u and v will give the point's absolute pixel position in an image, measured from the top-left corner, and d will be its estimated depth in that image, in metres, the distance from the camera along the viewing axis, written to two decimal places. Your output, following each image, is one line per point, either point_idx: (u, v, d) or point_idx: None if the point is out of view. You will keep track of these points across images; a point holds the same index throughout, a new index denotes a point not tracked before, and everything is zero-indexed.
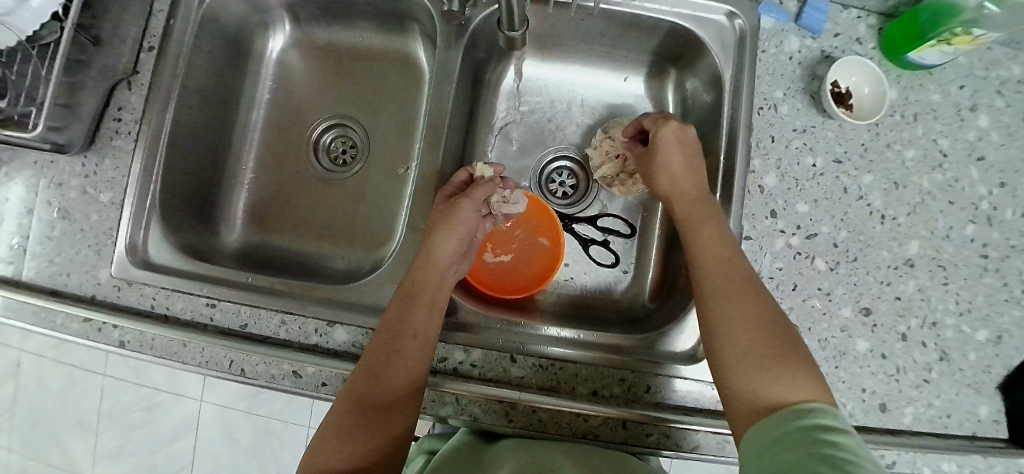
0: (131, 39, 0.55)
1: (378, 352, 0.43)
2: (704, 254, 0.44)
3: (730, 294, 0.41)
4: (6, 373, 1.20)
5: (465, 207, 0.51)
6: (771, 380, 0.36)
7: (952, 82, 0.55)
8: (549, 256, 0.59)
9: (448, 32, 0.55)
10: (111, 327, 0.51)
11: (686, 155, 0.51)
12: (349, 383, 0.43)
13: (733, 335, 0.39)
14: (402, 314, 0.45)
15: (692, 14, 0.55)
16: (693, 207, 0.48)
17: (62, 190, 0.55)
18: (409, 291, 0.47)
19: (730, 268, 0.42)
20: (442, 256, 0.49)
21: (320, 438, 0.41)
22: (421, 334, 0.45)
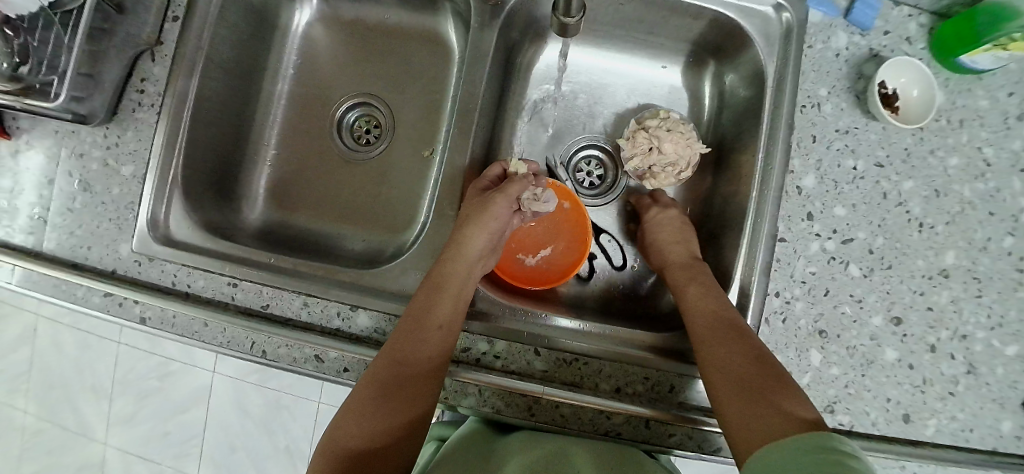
0: (155, 7, 0.54)
1: (404, 338, 0.45)
2: (696, 310, 0.48)
3: (722, 343, 0.44)
4: (22, 336, 1.21)
5: (499, 203, 0.51)
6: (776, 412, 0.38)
7: (1001, 88, 0.53)
8: (570, 261, 0.57)
9: (483, 13, 0.53)
10: (133, 302, 0.51)
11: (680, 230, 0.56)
12: (373, 366, 0.44)
13: (731, 382, 0.42)
14: (428, 302, 0.46)
15: (737, 3, 0.53)
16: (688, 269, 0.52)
17: (83, 161, 0.54)
18: (436, 280, 0.48)
19: (721, 317, 0.46)
20: (473, 249, 0.50)
21: (343, 417, 0.42)
22: (446, 323, 0.46)
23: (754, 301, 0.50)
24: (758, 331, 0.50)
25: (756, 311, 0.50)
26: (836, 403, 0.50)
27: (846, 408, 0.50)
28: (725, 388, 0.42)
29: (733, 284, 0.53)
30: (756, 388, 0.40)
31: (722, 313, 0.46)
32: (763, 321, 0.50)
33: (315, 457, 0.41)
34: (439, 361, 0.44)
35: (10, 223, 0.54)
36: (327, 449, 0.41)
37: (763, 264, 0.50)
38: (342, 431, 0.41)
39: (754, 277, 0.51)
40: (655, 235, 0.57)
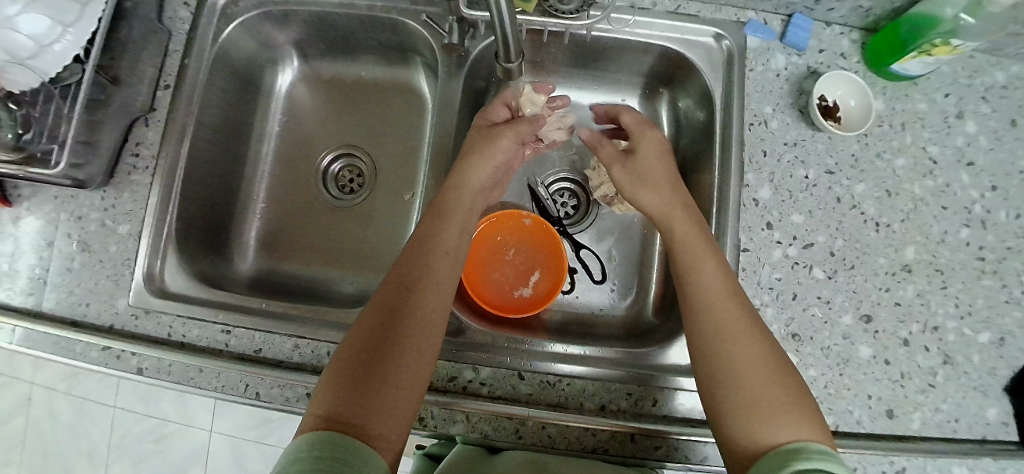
0: (149, 78, 0.58)
1: (410, 269, 0.45)
2: (704, 281, 0.44)
3: (739, 326, 0.41)
4: (16, 407, 1.20)
5: (506, 138, 0.55)
6: (771, 420, 0.36)
7: (936, 90, 0.57)
8: (544, 296, 0.59)
9: (449, 63, 0.57)
10: (130, 353, 0.53)
11: (664, 177, 0.53)
12: (376, 301, 0.44)
13: (727, 374, 0.39)
14: (435, 226, 0.48)
15: (681, 37, 0.58)
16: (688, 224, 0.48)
17: (82, 223, 0.58)
18: (439, 208, 0.50)
19: (730, 297, 0.43)
20: (475, 179, 0.53)
21: (346, 348, 0.41)
22: (452, 249, 0.48)
23: None
24: None
25: None
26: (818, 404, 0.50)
27: (828, 408, 0.50)
28: (719, 377, 0.40)
29: None
30: (754, 387, 0.38)
31: (733, 292, 0.43)
32: None
33: (315, 395, 0.38)
34: (448, 284, 0.46)
35: (11, 286, 0.57)
36: (329, 381, 0.39)
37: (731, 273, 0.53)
38: (344, 362, 0.40)
39: None
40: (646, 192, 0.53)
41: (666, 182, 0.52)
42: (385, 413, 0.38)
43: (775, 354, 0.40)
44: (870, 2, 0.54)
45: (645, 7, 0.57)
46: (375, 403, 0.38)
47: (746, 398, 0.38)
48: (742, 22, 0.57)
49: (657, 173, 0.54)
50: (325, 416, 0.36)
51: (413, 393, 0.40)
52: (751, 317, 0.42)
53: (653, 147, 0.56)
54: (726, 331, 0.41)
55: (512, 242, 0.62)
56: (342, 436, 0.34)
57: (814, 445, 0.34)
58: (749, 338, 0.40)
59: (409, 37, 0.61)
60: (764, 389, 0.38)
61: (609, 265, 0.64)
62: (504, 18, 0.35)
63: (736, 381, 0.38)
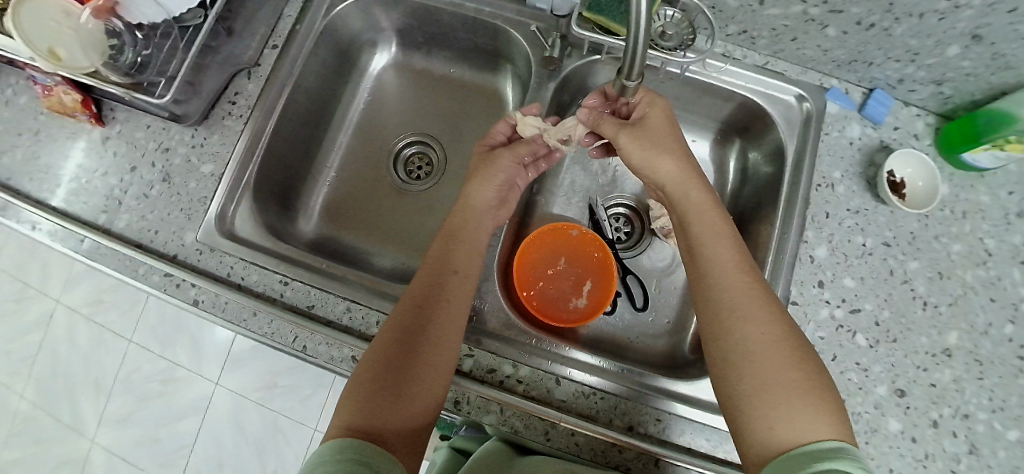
0: (260, 35, 0.62)
1: (426, 290, 0.48)
2: (719, 272, 0.44)
3: (756, 312, 0.41)
4: (37, 322, 1.23)
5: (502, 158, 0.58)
6: (785, 416, 0.36)
7: (1001, 186, 0.58)
8: (589, 311, 0.60)
9: (541, 76, 0.60)
10: (190, 284, 0.55)
11: (675, 144, 0.51)
12: (396, 316, 0.46)
13: (741, 367, 0.39)
14: (444, 252, 0.51)
15: (764, 91, 0.60)
16: (702, 210, 0.48)
17: (168, 155, 0.61)
18: (453, 229, 0.53)
19: (747, 288, 0.42)
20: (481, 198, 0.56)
21: (368, 361, 0.43)
22: (463, 271, 0.50)
23: None
24: None
25: None
26: None
27: None
28: (732, 370, 0.40)
29: None
30: (768, 382, 0.37)
31: (750, 283, 0.43)
32: None
33: (339, 405, 0.40)
34: (460, 304, 0.48)
35: (87, 201, 0.60)
36: (351, 394, 0.41)
37: None
38: (366, 375, 0.42)
39: None
40: (654, 165, 0.51)
41: (677, 151, 0.50)
42: (402, 424, 0.39)
43: (795, 344, 0.40)
44: (952, 91, 0.56)
45: (736, 58, 0.61)
46: (395, 416, 0.39)
47: (757, 391, 0.37)
48: (824, 87, 0.60)
49: (666, 142, 0.51)
50: (346, 427, 0.38)
51: (429, 406, 0.42)
52: (771, 307, 0.42)
53: (661, 120, 0.52)
54: (740, 322, 0.41)
55: (562, 254, 0.64)
56: (366, 443, 0.36)
57: (833, 445, 0.33)
58: (766, 329, 0.40)
59: (507, 44, 0.64)
60: (779, 384, 0.37)
61: (651, 295, 0.66)
62: (636, 60, 0.36)
63: (748, 376, 0.38)
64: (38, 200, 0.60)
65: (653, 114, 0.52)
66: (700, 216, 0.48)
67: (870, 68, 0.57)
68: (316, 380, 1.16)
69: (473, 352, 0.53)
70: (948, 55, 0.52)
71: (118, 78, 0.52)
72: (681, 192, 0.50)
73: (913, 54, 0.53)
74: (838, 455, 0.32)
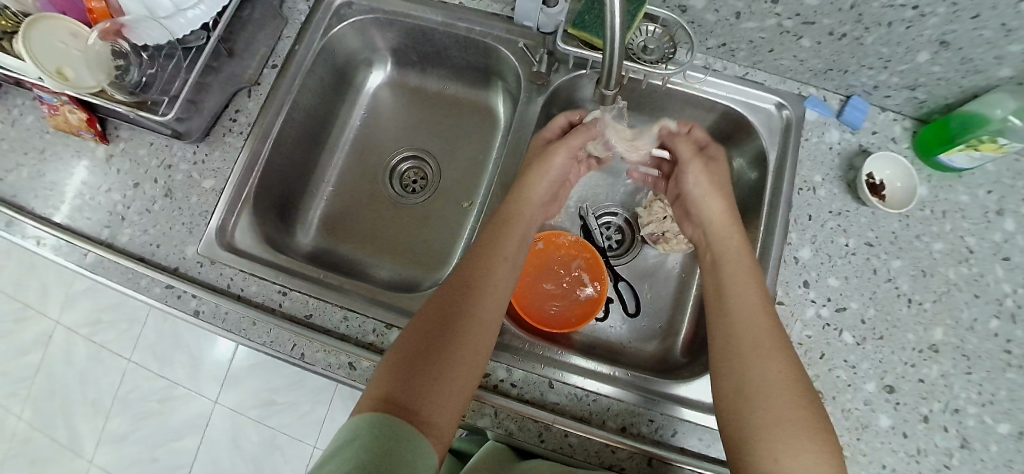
0: (260, 56, 0.65)
1: (465, 281, 0.48)
2: (744, 309, 0.46)
3: (773, 350, 0.43)
4: (34, 342, 1.23)
5: (558, 154, 0.60)
6: (792, 453, 0.37)
7: (979, 186, 0.60)
8: (591, 303, 0.62)
9: (531, 91, 0.63)
10: (190, 295, 0.57)
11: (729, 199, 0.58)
12: (440, 294, 0.48)
13: (755, 401, 0.41)
14: (497, 233, 0.53)
15: (745, 101, 0.62)
16: (737, 262, 0.50)
17: (170, 171, 0.63)
18: (502, 217, 0.54)
19: (767, 325, 0.45)
20: (529, 199, 0.56)
21: (402, 343, 0.43)
22: (510, 255, 0.52)
23: None
24: None
25: None
26: None
27: None
28: (744, 404, 0.41)
29: None
30: (778, 419, 0.39)
31: (771, 324, 0.45)
32: None
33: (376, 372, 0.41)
34: (497, 297, 0.48)
35: (90, 216, 0.62)
36: (393, 360, 0.42)
37: None
38: (405, 347, 0.43)
39: None
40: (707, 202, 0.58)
41: (728, 202, 0.58)
42: (436, 407, 0.39)
43: (806, 387, 0.41)
44: (925, 95, 0.58)
45: (717, 69, 0.63)
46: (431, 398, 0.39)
47: (770, 428, 0.39)
48: (803, 96, 0.62)
49: (723, 190, 0.58)
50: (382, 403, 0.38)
51: (463, 385, 0.42)
52: (786, 350, 0.44)
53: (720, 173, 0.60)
54: (758, 361, 0.42)
55: (540, 279, 0.65)
56: (399, 419, 0.36)
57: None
58: (784, 369, 0.42)
59: (498, 62, 0.67)
60: (789, 420, 0.39)
61: (644, 301, 0.67)
62: (614, 65, 0.38)
63: (761, 409, 0.40)
64: (42, 216, 0.62)
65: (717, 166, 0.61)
66: (732, 263, 0.51)
67: (846, 75, 0.59)
68: (314, 396, 1.15)
69: None
70: (919, 61, 0.54)
71: (123, 96, 0.55)
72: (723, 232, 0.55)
73: (885, 60, 0.55)
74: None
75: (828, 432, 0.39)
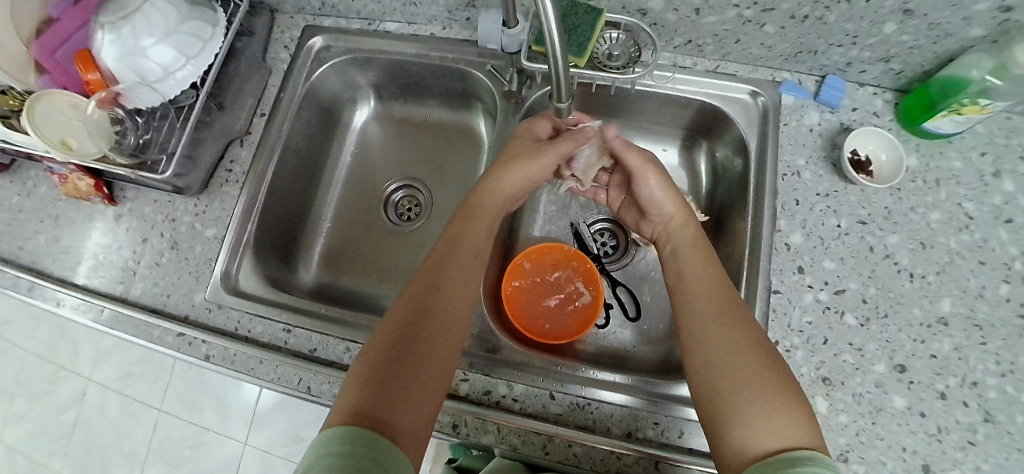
0: (248, 107, 0.68)
1: (431, 283, 0.47)
2: (702, 288, 0.47)
3: (734, 322, 0.43)
4: (70, 400, 1.28)
5: (547, 156, 0.56)
6: (763, 418, 0.36)
7: (972, 149, 0.59)
8: (590, 307, 0.63)
9: (507, 109, 0.64)
10: (201, 341, 0.59)
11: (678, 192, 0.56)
12: (408, 291, 0.48)
13: (721, 372, 0.40)
14: (464, 227, 0.53)
15: (719, 93, 0.63)
16: (692, 246, 0.51)
17: (174, 225, 0.66)
18: (470, 209, 0.54)
19: (726, 301, 0.45)
20: (498, 192, 0.55)
21: (369, 351, 0.43)
22: (477, 250, 0.52)
23: None
24: None
25: None
26: (848, 451, 0.50)
27: (860, 457, 0.50)
28: (711, 377, 0.41)
29: None
30: (747, 385, 0.39)
31: (730, 298, 0.45)
32: None
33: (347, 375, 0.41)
34: (464, 298, 0.48)
35: (105, 275, 0.65)
36: (364, 362, 0.42)
37: (761, 315, 0.54)
38: (376, 346, 0.43)
39: None
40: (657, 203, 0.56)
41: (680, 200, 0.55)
42: (408, 411, 0.39)
43: (772, 354, 0.41)
44: (901, 65, 0.57)
45: (687, 66, 0.63)
46: (403, 403, 0.39)
47: (739, 394, 0.38)
48: (778, 81, 0.62)
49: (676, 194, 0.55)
50: (353, 412, 0.37)
51: (435, 380, 0.42)
52: (748, 320, 0.44)
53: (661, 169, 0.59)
54: (722, 332, 0.42)
55: (535, 297, 0.64)
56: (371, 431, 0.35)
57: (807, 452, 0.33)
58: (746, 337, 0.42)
59: (474, 84, 0.69)
60: (755, 388, 0.38)
61: (643, 303, 0.67)
62: (561, 70, 0.40)
63: (726, 381, 0.39)
64: (61, 280, 0.66)
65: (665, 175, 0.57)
66: (689, 250, 0.51)
67: (817, 56, 0.59)
68: None
69: (469, 375, 0.55)
70: (886, 33, 0.53)
71: (125, 159, 0.59)
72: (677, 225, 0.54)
73: (853, 37, 0.55)
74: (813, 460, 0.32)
75: (799, 394, 0.38)
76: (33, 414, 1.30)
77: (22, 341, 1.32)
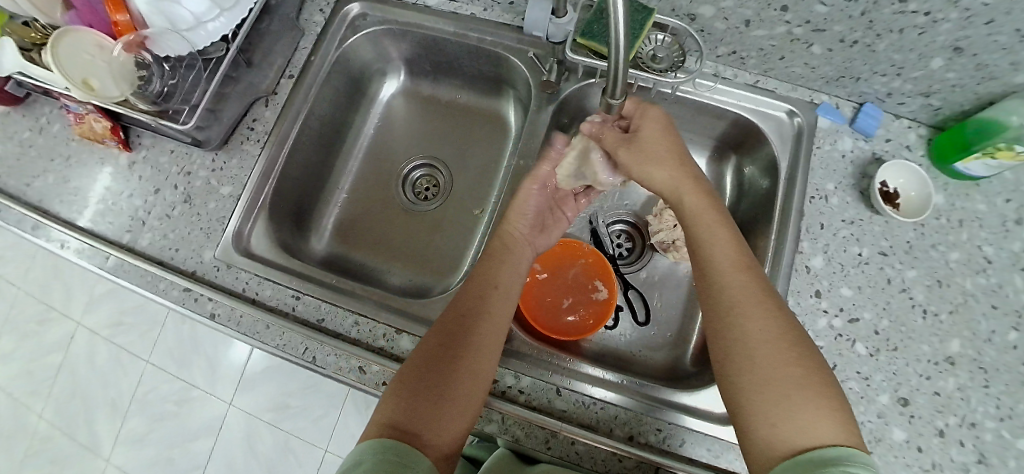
0: (276, 66, 0.66)
1: (469, 304, 0.48)
2: (719, 270, 0.45)
3: (751, 309, 0.42)
4: (57, 342, 1.26)
5: (531, 185, 0.58)
6: (786, 414, 0.36)
7: (997, 194, 0.59)
8: (598, 299, 0.63)
9: (541, 100, 0.63)
10: (207, 298, 0.59)
11: (672, 156, 0.51)
12: (440, 319, 0.48)
13: (741, 365, 0.40)
14: (493, 261, 0.53)
15: (756, 109, 0.62)
16: (703, 213, 0.48)
17: (189, 178, 0.64)
18: (500, 246, 0.55)
19: (747, 287, 0.43)
20: (522, 223, 0.57)
21: (404, 370, 0.44)
22: (507, 282, 0.52)
23: None
24: None
25: None
26: None
27: None
28: (732, 369, 0.40)
29: None
30: (769, 379, 0.38)
31: (748, 280, 0.43)
32: None
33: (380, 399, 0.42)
34: (502, 318, 0.48)
35: (113, 221, 0.64)
36: (395, 388, 0.42)
37: None
38: (409, 371, 0.43)
39: None
40: (647, 175, 0.51)
41: (676, 161, 0.50)
42: (441, 426, 0.40)
43: (796, 340, 0.40)
44: (940, 102, 0.57)
45: (727, 77, 0.63)
46: (436, 417, 0.40)
47: (760, 388, 0.38)
48: (815, 103, 0.62)
49: (661, 155, 0.51)
50: (389, 423, 0.39)
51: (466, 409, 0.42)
52: (768, 303, 0.42)
53: (655, 136, 0.52)
54: (739, 320, 0.41)
55: (546, 296, 0.64)
56: (402, 446, 0.37)
57: (839, 451, 0.33)
58: (767, 326, 0.40)
59: (509, 71, 0.68)
60: (779, 382, 0.37)
61: (653, 309, 0.66)
62: (619, 74, 0.38)
63: (748, 374, 0.39)
64: (67, 221, 0.64)
65: (648, 124, 0.52)
66: (698, 216, 0.48)
67: (858, 82, 0.59)
68: (327, 400, 1.17)
69: None
70: (932, 67, 0.53)
71: (146, 106, 0.58)
72: (678, 196, 0.50)
73: (898, 67, 0.55)
74: (848, 463, 0.32)
75: (827, 382, 0.38)
76: (18, 352, 1.28)
77: (13, 277, 1.30)
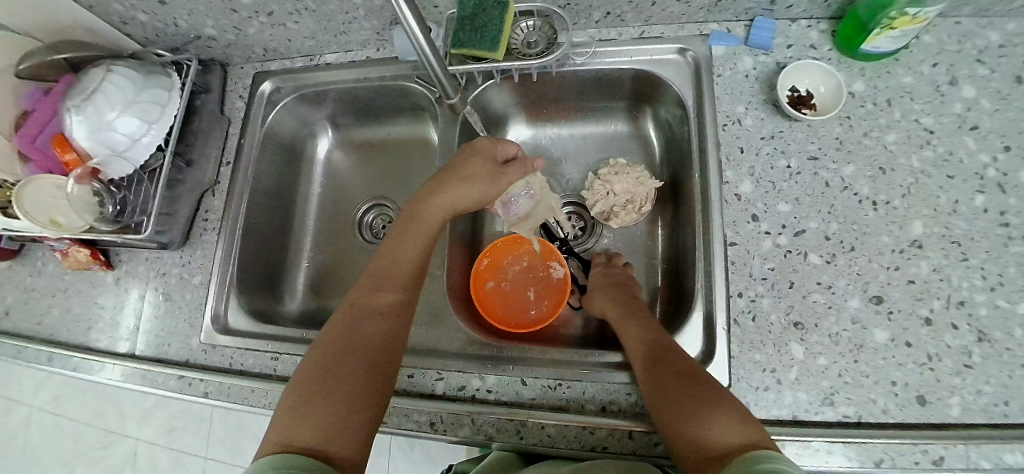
0: (213, 158, 0.73)
1: (366, 302, 0.51)
2: (638, 337, 0.51)
3: (667, 359, 0.46)
4: (126, 460, 1.36)
5: (481, 163, 0.58)
6: (716, 429, 0.39)
7: (921, 63, 0.56)
8: (542, 276, 0.66)
9: (447, 113, 0.66)
10: (199, 380, 0.64)
11: (606, 282, 0.61)
12: (339, 321, 0.50)
13: (671, 401, 0.43)
14: (396, 249, 0.54)
15: (649, 58, 0.62)
16: (625, 303, 0.56)
17: (165, 278, 0.71)
18: (408, 225, 0.55)
19: (660, 342, 0.49)
20: (444, 198, 0.56)
21: (303, 378, 0.45)
22: (406, 270, 0.53)
23: (719, 306, 0.53)
24: (730, 332, 0.52)
25: (723, 314, 0.52)
26: (834, 394, 0.48)
27: (847, 398, 0.48)
28: (664, 409, 0.43)
29: (698, 293, 0.55)
30: (695, 406, 0.41)
31: (661, 340, 0.49)
32: (732, 322, 0.52)
33: (279, 411, 0.43)
34: (398, 314, 0.51)
35: (113, 334, 0.71)
36: (294, 398, 0.43)
37: (720, 271, 0.53)
38: (308, 378, 0.45)
39: (715, 283, 0.53)
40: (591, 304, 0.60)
41: (607, 284, 0.61)
42: (346, 434, 0.41)
43: (708, 378, 0.44)
44: None
45: (611, 38, 0.63)
46: (338, 429, 0.41)
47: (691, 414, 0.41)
48: (706, 34, 0.61)
49: (602, 282, 0.61)
50: (283, 441, 0.40)
51: (367, 409, 0.44)
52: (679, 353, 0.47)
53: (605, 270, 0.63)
54: (660, 369, 0.46)
55: (501, 294, 0.65)
56: (305, 460, 0.38)
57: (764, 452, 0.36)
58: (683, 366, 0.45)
59: (416, 98, 0.72)
60: (704, 407, 0.41)
61: None
62: (422, 43, 0.47)
63: (676, 405, 0.42)
64: (77, 345, 0.72)
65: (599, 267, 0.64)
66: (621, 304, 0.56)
67: (737, 2, 0.57)
68: None
69: (443, 374, 0.56)
70: None
71: (107, 226, 0.65)
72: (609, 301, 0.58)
73: None
74: (773, 457, 0.35)
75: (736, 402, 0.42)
76: None
77: (73, 413, 1.41)
